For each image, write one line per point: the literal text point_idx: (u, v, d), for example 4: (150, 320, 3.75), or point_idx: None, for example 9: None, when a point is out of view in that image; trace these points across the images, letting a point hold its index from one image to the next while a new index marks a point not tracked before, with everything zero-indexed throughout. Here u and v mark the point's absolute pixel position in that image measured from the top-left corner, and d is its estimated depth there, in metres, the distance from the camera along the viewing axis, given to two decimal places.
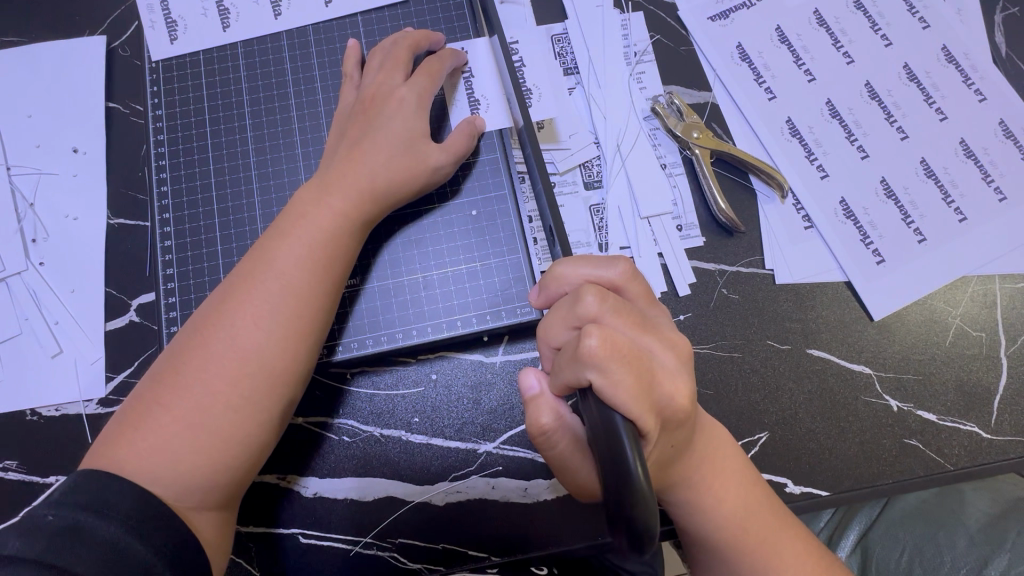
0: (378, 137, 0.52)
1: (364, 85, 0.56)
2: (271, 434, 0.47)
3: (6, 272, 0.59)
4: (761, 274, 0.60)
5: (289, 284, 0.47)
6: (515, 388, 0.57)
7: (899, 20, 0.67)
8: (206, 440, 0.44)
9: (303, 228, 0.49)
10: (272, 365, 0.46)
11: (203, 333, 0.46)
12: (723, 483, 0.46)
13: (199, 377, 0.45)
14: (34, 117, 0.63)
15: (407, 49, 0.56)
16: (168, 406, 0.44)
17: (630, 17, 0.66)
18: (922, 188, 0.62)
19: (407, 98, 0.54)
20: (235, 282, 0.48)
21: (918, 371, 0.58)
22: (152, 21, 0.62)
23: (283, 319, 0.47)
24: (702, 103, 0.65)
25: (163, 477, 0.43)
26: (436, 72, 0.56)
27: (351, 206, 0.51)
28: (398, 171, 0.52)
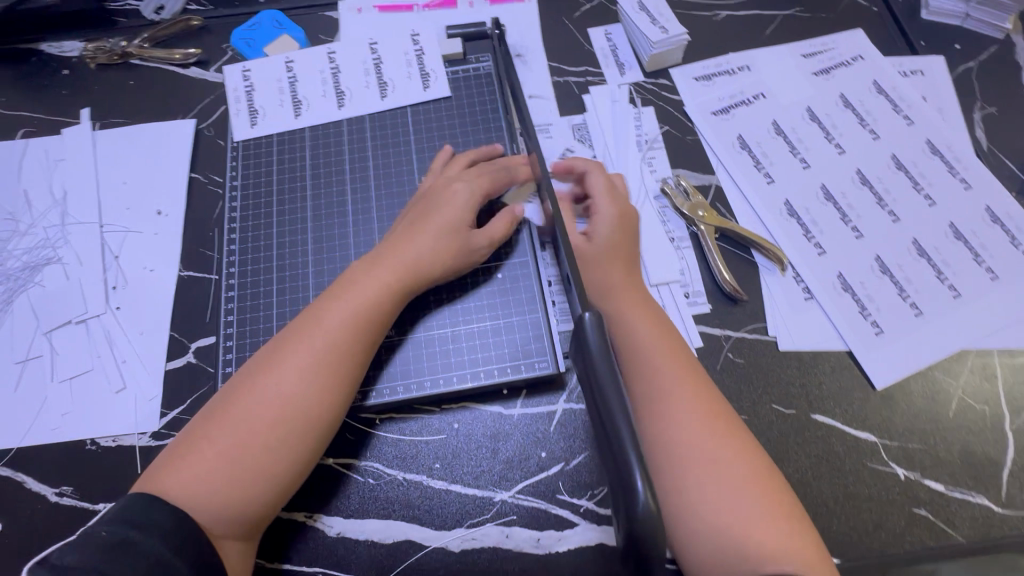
0: (430, 224, 0.60)
1: (428, 183, 0.66)
2: (298, 473, 0.51)
3: (87, 314, 0.67)
4: (764, 340, 0.64)
5: (333, 340, 0.53)
6: (532, 440, 0.60)
7: (885, 117, 0.75)
8: (240, 475, 0.49)
9: (353, 294, 0.56)
10: (309, 409, 0.51)
11: (253, 377, 0.52)
12: (678, 412, 0.53)
13: (244, 416, 0.50)
14: (128, 183, 0.74)
15: (469, 157, 0.67)
16: (212, 441, 0.50)
17: (641, 111, 0.76)
18: (916, 266, 0.67)
19: (462, 192, 0.62)
20: (289, 333, 0.54)
21: (923, 441, 0.60)
22: (237, 109, 0.74)
23: (320, 368, 0.52)
24: (706, 185, 0.72)
25: (200, 502, 0.47)
26: (496, 170, 0.64)
27: (402, 270, 0.58)
28: (440, 255, 0.59)
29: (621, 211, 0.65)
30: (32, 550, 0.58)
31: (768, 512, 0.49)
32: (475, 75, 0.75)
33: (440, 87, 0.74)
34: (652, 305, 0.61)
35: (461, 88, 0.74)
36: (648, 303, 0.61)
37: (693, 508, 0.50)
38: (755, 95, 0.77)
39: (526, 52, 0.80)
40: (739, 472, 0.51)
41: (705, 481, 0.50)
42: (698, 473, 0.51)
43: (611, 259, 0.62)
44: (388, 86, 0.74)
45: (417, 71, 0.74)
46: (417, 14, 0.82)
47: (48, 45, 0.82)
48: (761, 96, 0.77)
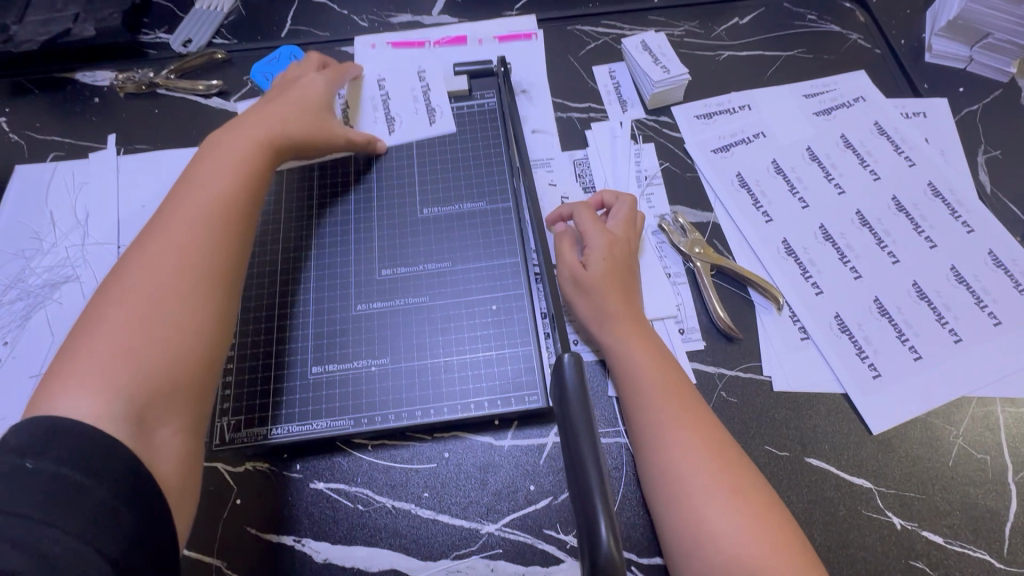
0: (262, 112, 0.68)
1: (278, 80, 0.74)
2: (190, 341, 0.51)
3: None
4: (758, 380, 0.64)
5: (181, 230, 0.56)
6: (521, 472, 0.61)
7: (886, 158, 0.75)
8: (121, 360, 0.48)
9: (177, 208, 0.58)
10: (213, 265, 0.55)
11: (130, 279, 0.53)
12: (686, 442, 0.53)
13: (132, 308, 0.51)
14: (147, 207, 0.77)
15: (317, 60, 0.77)
16: (83, 342, 0.49)
17: (642, 148, 0.78)
18: (915, 309, 0.66)
19: (310, 84, 0.72)
20: (141, 246, 0.55)
21: (921, 490, 0.59)
22: None
23: (183, 269, 0.54)
24: (704, 221, 0.73)
25: (84, 403, 0.46)
26: (339, 74, 0.76)
27: (221, 191, 0.60)
28: (294, 125, 0.68)
29: (614, 239, 0.65)
30: None
31: (779, 546, 0.49)
32: (480, 110, 0.77)
33: (446, 122, 0.76)
34: (651, 333, 0.61)
35: (466, 122, 0.76)
36: (647, 332, 0.61)
37: (704, 543, 0.49)
38: (755, 133, 0.78)
39: (530, 88, 0.83)
40: (747, 506, 0.50)
41: (706, 513, 0.50)
42: (705, 507, 0.50)
43: (609, 287, 0.62)
44: (394, 122, 0.76)
45: (423, 107, 0.77)
46: (429, 51, 0.86)
47: (82, 75, 0.87)
48: (761, 135, 0.78)
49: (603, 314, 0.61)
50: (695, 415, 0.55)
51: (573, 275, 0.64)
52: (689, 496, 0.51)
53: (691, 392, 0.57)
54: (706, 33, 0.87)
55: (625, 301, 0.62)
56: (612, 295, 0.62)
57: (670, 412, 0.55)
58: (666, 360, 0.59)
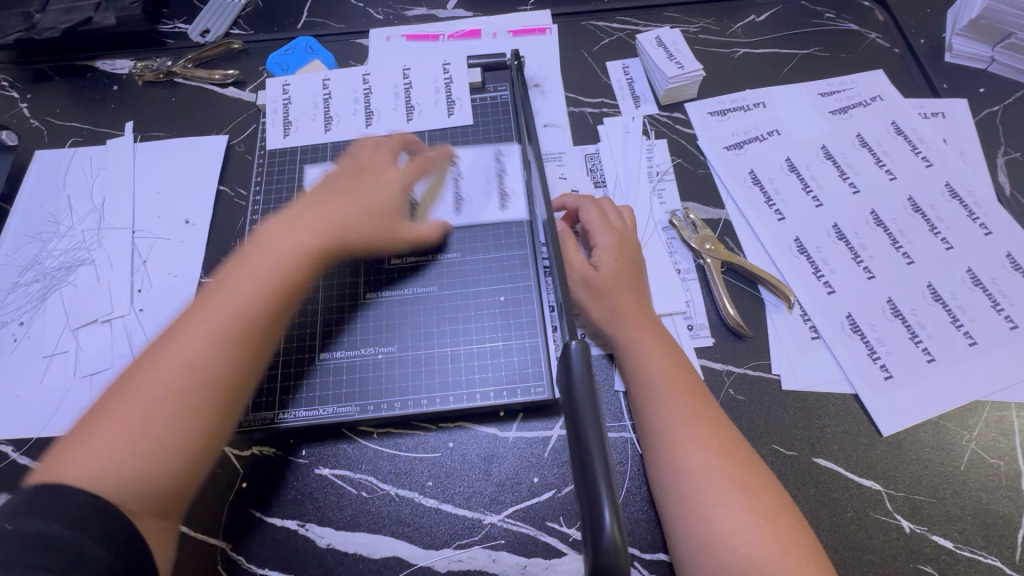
0: (361, 198, 0.63)
1: (358, 156, 0.67)
2: (206, 441, 0.50)
3: (112, 314, 0.71)
4: (767, 378, 0.63)
5: (235, 300, 0.53)
6: (525, 464, 0.60)
7: (903, 158, 0.74)
8: (144, 444, 0.47)
9: (256, 262, 0.56)
10: (218, 378, 0.51)
11: (169, 344, 0.51)
12: (697, 439, 0.53)
13: (161, 377, 0.50)
14: (162, 193, 0.78)
15: (399, 144, 0.70)
16: (117, 411, 0.48)
17: (654, 143, 0.77)
18: (929, 311, 0.65)
19: (394, 176, 0.66)
20: (197, 302, 0.54)
21: (932, 494, 0.58)
22: (273, 119, 0.77)
23: (233, 338, 0.52)
24: (716, 218, 0.73)
25: (100, 475, 0.46)
26: (425, 164, 0.69)
27: (308, 243, 0.58)
28: (362, 216, 0.62)
29: (625, 240, 0.65)
30: None
31: (790, 547, 0.48)
32: (493, 103, 0.77)
33: (463, 114, 0.76)
34: (663, 332, 0.60)
35: (479, 114, 0.76)
36: (659, 330, 0.60)
37: (714, 540, 0.49)
38: (769, 131, 0.78)
39: (543, 82, 0.83)
40: (758, 506, 0.50)
41: (717, 511, 0.50)
42: (716, 504, 0.50)
43: (622, 286, 0.62)
44: (414, 110, 0.77)
45: (444, 97, 0.77)
46: (443, 44, 0.86)
47: (102, 63, 0.89)
48: (775, 132, 0.77)
49: (615, 312, 0.61)
50: (706, 413, 0.55)
51: (581, 277, 0.63)
52: (700, 493, 0.51)
53: (702, 389, 0.57)
54: (721, 30, 0.86)
55: (637, 301, 0.61)
56: (625, 296, 0.61)
57: (681, 410, 0.55)
58: (681, 361, 0.58)
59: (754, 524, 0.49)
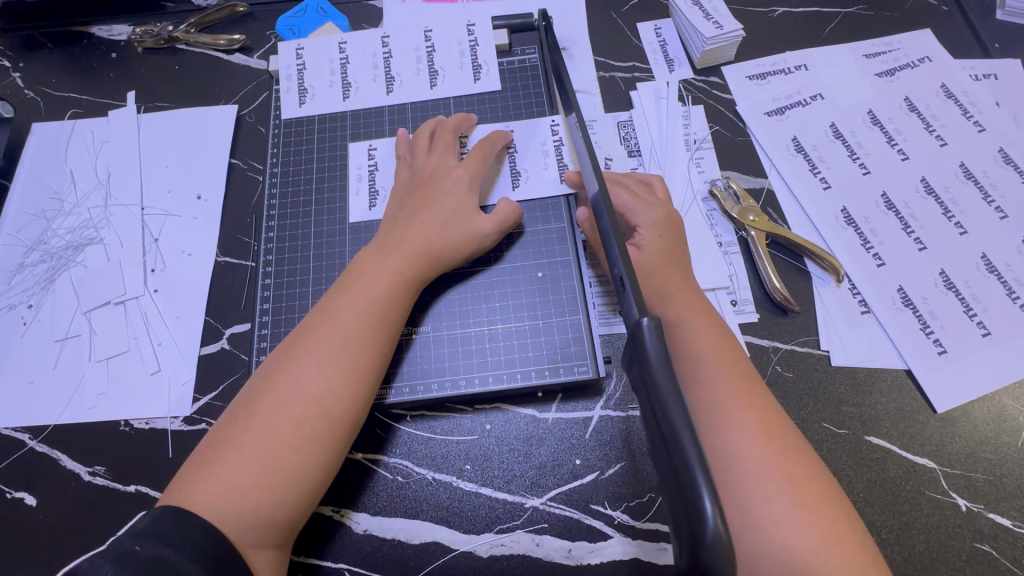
0: (437, 210, 0.59)
1: (420, 164, 0.63)
2: (322, 480, 0.50)
3: (125, 295, 0.67)
4: (815, 355, 0.61)
5: (349, 336, 0.52)
6: (566, 446, 0.58)
7: (954, 123, 0.71)
8: (267, 482, 0.47)
9: (362, 288, 0.55)
10: (332, 413, 0.50)
11: (277, 378, 0.51)
12: (739, 423, 0.49)
13: (274, 418, 0.49)
14: (171, 167, 0.74)
15: (450, 131, 0.65)
16: (238, 448, 0.48)
17: (691, 110, 0.73)
18: (984, 283, 0.62)
19: (461, 178, 0.61)
20: (303, 331, 0.53)
21: (988, 472, 0.56)
22: (288, 87, 0.73)
23: (345, 372, 0.51)
24: (758, 188, 0.69)
25: (231, 515, 0.46)
26: (487, 153, 0.63)
27: (408, 267, 0.56)
28: (452, 239, 0.59)
29: (666, 214, 0.62)
30: (62, 528, 0.58)
31: (838, 542, 0.45)
32: (520, 67, 0.73)
33: (490, 80, 0.71)
34: (710, 310, 0.57)
35: (507, 79, 0.72)
36: (705, 308, 0.57)
37: (753, 530, 0.45)
38: (812, 95, 0.73)
39: (572, 45, 0.78)
40: (804, 497, 0.46)
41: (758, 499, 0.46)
42: (760, 493, 0.46)
43: (669, 264, 0.59)
44: (437, 75, 0.72)
45: (468, 61, 0.72)
46: (462, 5, 0.80)
47: (98, 29, 0.83)
48: (818, 97, 0.73)
49: (658, 291, 0.57)
50: (754, 396, 0.51)
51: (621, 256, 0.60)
52: (739, 480, 0.47)
53: (748, 370, 0.53)
54: None
55: (682, 279, 0.58)
56: (675, 274, 0.58)
57: (723, 391, 0.51)
58: (730, 341, 0.55)
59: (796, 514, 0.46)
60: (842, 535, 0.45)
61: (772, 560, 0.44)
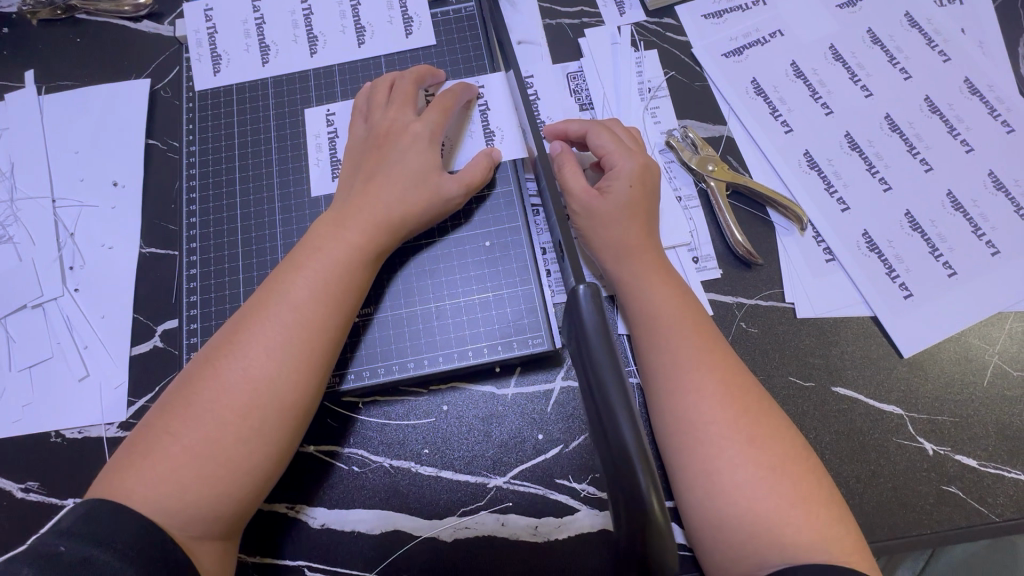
0: (392, 171, 0.54)
1: (375, 120, 0.57)
2: (273, 468, 0.47)
3: (43, 297, 0.62)
4: (781, 308, 0.58)
5: (300, 317, 0.48)
6: (527, 421, 0.56)
7: (919, 53, 0.67)
8: (209, 474, 0.44)
9: (315, 262, 0.50)
10: (282, 400, 0.46)
11: (219, 362, 0.47)
12: (701, 385, 0.47)
13: (216, 406, 0.45)
14: (80, 153, 0.67)
15: (412, 82, 0.58)
16: (177, 437, 0.44)
17: (643, 55, 0.68)
18: (950, 221, 0.60)
19: (421, 133, 0.55)
20: (251, 310, 0.49)
21: (954, 413, 0.55)
22: (199, 54, 0.66)
23: (296, 355, 0.47)
24: (716, 136, 0.65)
25: (170, 508, 0.43)
26: (449, 106, 0.57)
27: (365, 239, 0.51)
28: (411, 203, 0.53)
29: (645, 164, 0.57)
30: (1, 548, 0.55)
31: (800, 497, 0.44)
32: (456, 17, 0.66)
33: (423, 34, 0.65)
34: (669, 269, 0.54)
35: (442, 32, 0.66)
36: (664, 267, 0.54)
37: (714, 493, 0.44)
38: (771, 32, 0.69)
39: None
40: (765, 456, 0.45)
41: (719, 463, 0.45)
42: (719, 455, 0.45)
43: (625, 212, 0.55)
44: (364, 32, 0.66)
45: (398, 14, 0.66)
46: None
47: None
48: (778, 34, 0.69)
49: (612, 252, 0.54)
50: (717, 356, 0.49)
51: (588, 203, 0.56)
52: (699, 443, 0.46)
53: (710, 329, 0.51)
54: None
55: (641, 232, 0.55)
56: (629, 225, 0.55)
57: (686, 352, 0.49)
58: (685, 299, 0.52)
59: (757, 475, 0.44)
60: (808, 492, 0.44)
61: (733, 522, 0.43)
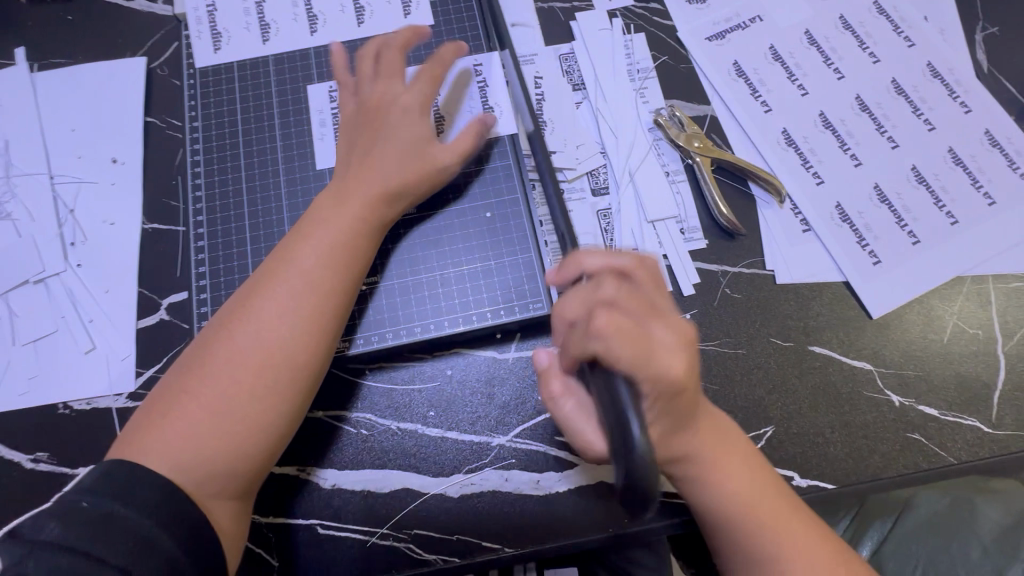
0: (387, 144, 0.56)
1: (364, 95, 0.59)
2: (286, 429, 0.49)
3: (45, 273, 0.62)
4: (762, 275, 0.63)
5: (307, 282, 0.50)
6: (528, 383, 0.59)
7: (885, 39, 0.72)
8: (223, 434, 0.46)
9: (320, 233, 0.52)
10: (293, 362, 0.48)
11: (229, 328, 0.49)
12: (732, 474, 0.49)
13: (228, 369, 0.47)
14: (77, 130, 0.67)
15: (398, 51, 0.60)
16: (192, 399, 0.46)
17: (633, 38, 0.71)
18: (914, 194, 0.65)
19: (412, 104, 0.57)
20: (259, 278, 0.51)
21: (918, 368, 0.60)
22: (199, 32, 0.67)
23: (305, 320, 0.49)
24: (702, 115, 0.69)
25: (187, 466, 0.45)
26: (438, 75, 0.59)
27: (369, 210, 0.54)
28: (409, 175, 0.55)
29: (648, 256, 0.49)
30: (13, 520, 0.55)
31: (773, 518, 0.48)
32: None
33: (421, 15, 0.67)
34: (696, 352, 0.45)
35: (440, 13, 0.68)
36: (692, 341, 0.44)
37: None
38: (751, 18, 0.73)
39: None
40: (737, 479, 0.49)
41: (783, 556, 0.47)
42: (745, 531, 0.48)
43: (624, 340, 0.40)
44: (364, 12, 0.67)
45: None
46: None
47: None
48: (757, 19, 0.73)
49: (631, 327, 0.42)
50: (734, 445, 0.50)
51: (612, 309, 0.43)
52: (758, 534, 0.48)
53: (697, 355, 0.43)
54: None
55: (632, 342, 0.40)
56: (598, 254, 0.48)
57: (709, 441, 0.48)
58: (658, 317, 0.43)
59: (815, 540, 0.48)
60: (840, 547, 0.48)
61: None
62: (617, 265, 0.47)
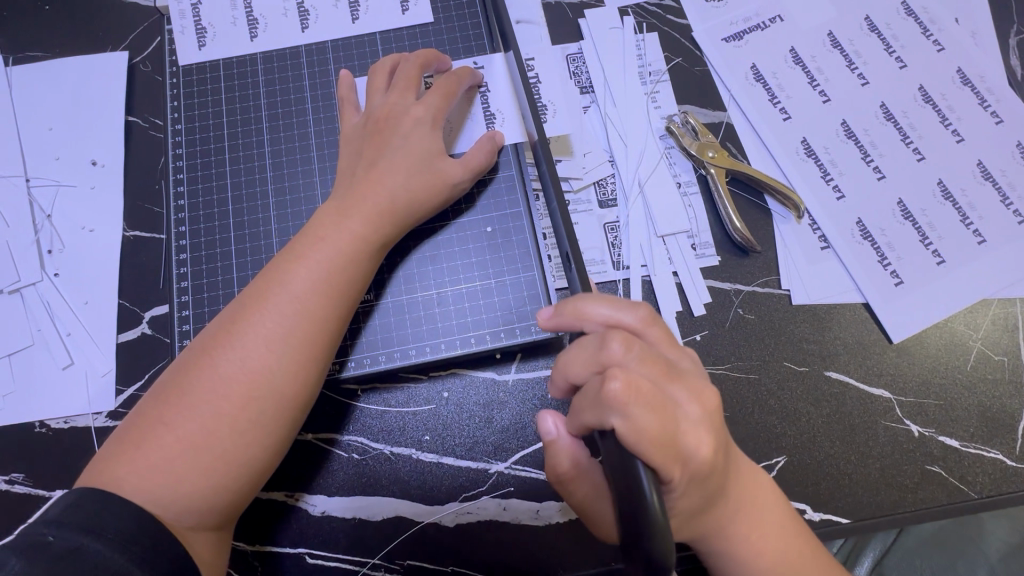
0: (395, 157, 0.52)
1: (372, 107, 0.55)
2: (270, 460, 0.46)
3: (20, 283, 0.59)
4: (777, 295, 0.59)
5: (299, 309, 0.47)
6: (529, 407, 0.56)
7: (914, 42, 0.67)
8: (204, 467, 0.43)
9: (316, 253, 0.48)
10: (281, 392, 0.45)
11: (212, 354, 0.45)
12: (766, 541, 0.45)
13: (211, 398, 0.44)
14: (55, 130, 0.63)
15: (417, 67, 0.56)
16: (171, 427, 0.43)
17: (644, 38, 0.67)
18: (940, 210, 0.62)
19: (422, 117, 0.54)
20: (248, 298, 0.47)
21: (939, 396, 0.57)
22: (182, 26, 0.62)
23: (295, 348, 0.46)
24: (717, 122, 0.65)
25: (163, 498, 0.42)
26: (452, 90, 0.55)
27: (370, 228, 0.50)
28: (415, 191, 0.52)
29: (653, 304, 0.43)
30: None
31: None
32: None
33: (420, 11, 0.63)
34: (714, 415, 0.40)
35: (441, 11, 0.63)
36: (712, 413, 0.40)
37: None
38: (771, 18, 0.68)
39: None
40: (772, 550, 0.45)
41: None
42: None
43: (647, 418, 0.36)
44: (358, 7, 0.63)
45: None
46: None
47: None
48: (778, 19, 0.68)
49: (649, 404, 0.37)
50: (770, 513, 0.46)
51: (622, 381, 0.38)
52: None
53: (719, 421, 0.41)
54: None
55: (656, 413, 0.37)
56: (604, 302, 0.43)
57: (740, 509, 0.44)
58: (678, 380, 0.40)
59: None
60: None
61: None
62: (618, 320, 0.42)
